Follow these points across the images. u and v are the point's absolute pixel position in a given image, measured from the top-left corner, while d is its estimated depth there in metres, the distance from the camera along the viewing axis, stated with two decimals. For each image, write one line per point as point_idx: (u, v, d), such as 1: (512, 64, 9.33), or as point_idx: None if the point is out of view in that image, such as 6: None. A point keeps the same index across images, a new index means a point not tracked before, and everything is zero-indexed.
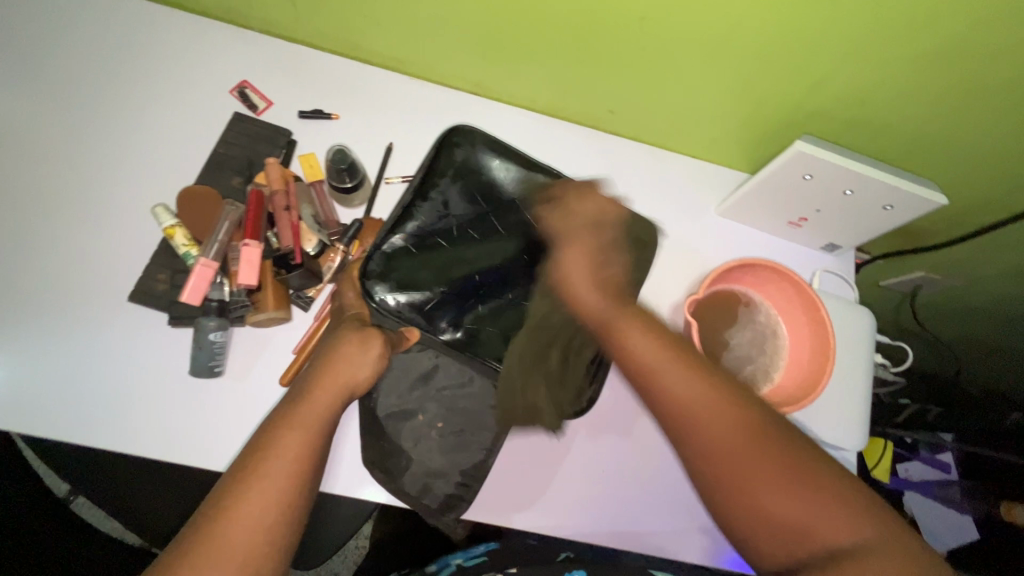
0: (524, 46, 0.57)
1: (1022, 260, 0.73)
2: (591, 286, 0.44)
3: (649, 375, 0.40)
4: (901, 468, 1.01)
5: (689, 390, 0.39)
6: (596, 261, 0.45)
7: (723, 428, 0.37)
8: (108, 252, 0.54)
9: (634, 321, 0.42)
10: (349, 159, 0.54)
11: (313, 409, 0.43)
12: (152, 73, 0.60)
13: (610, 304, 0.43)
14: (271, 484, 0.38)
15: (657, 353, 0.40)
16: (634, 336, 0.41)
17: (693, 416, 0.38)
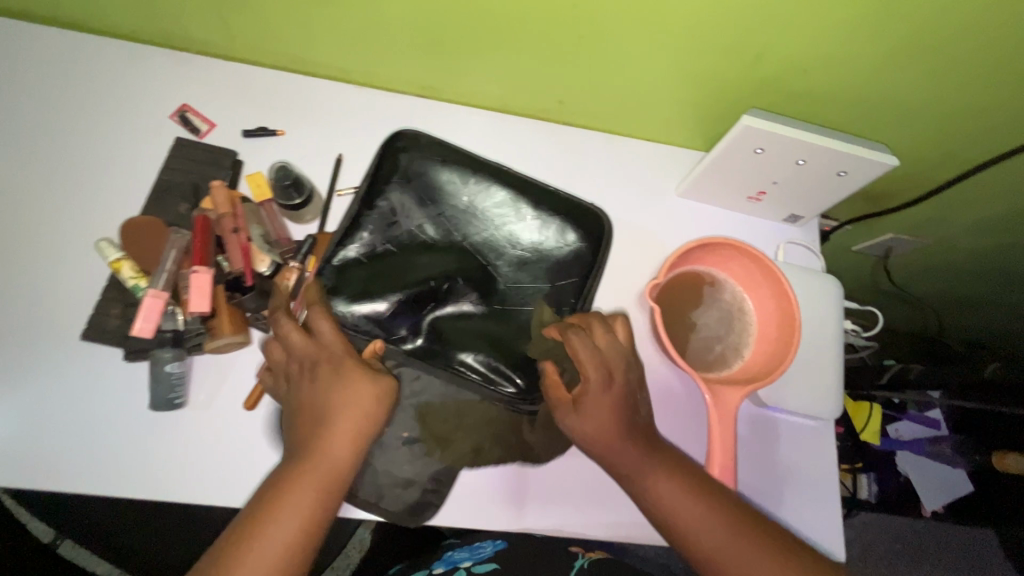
0: (462, 44, 0.56)
1: (985, 213, 0.73)
2: (608, 441, 0.48)
3: (679, 524, 0.45)
4: (892, 429, 1.02)
5: (717, 541, 0.43)
6: (627, 411, 0.48)
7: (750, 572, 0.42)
8: (57, 293, 0.53)
9: (657, 473, 0.46)
10: (292, 175, 0.54)
11: (331, 460, 0.43)
12: (89, 105, 0.59)
13: (637, 454, 0.47)
14: (279, 532, 0.40)
15: (683, 502, 0.45)
16: (659, 490, 0.46)
17: (719, 564, 0.43)
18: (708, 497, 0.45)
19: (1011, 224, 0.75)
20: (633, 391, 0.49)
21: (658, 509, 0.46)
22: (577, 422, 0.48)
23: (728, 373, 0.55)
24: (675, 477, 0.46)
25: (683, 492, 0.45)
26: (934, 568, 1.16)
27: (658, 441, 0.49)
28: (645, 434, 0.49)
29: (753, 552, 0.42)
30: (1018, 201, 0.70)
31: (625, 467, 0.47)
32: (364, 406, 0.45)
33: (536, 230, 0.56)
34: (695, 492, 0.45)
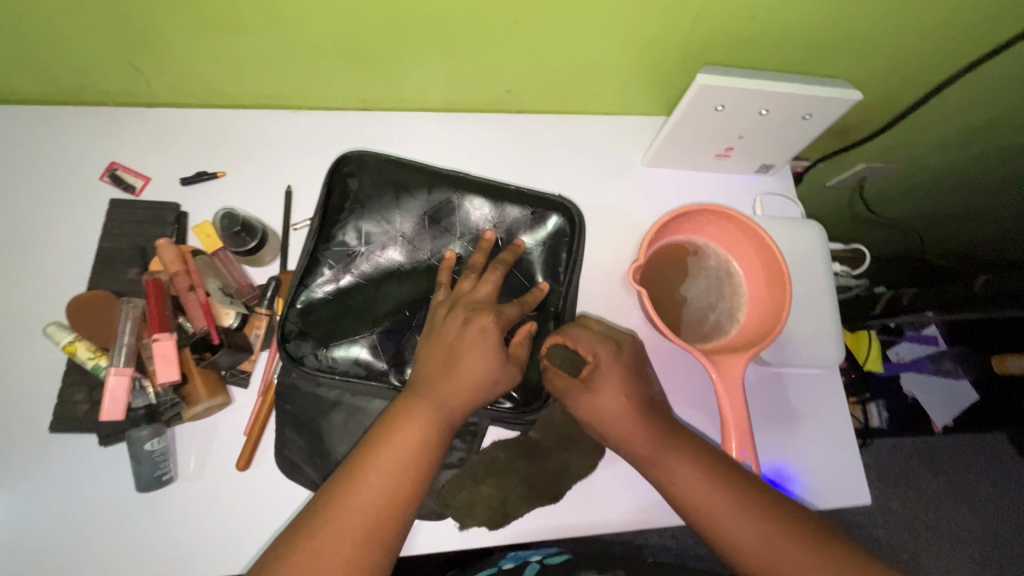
0: (391, 46, 0.52)
1: (952, 128, 0.73)
2: (630, 422, 0.47)
3: (711, 516, 0.45)
4: (893, 352, 1.02)
5: (746, 528, 0.44)
6: (643, 392, 0.49)
7: (780, 556, 0.42)
8: (13, 388, 0.49)
9: (681, 461, 0.46)
10: (240, 219, 0.50)
11: (450, 399, 0.45)
12: (11, 182, 0.55)
13: (657, 442, 0.47)
14: (387, 467, 0.42)
15: (710, 492, 0.45)
16: (683, 478, 0.46)
17: (747, 550, 0.43)
18: (737, 483, 0.45)
19: (979, 135, 0.74)
20: (640, 366, 0.50)
21: (681, 494, 0.46)
22: (592, 401, 0.48)
23: (726, 342, 0.54)
24: (705, 467, 0.46)
25: (712, 480, 0.45)
26: (953, 481, 1.18)
27: (677, 426, 0.48)
28: (665, 414, 0.48)
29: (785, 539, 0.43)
30: (983, 112, 0.69)
31: (649, 454, 0.47)
32: (483, 362, 0.46)
33: (504, 230, 0.53)
34: (722, 477, 0.45)
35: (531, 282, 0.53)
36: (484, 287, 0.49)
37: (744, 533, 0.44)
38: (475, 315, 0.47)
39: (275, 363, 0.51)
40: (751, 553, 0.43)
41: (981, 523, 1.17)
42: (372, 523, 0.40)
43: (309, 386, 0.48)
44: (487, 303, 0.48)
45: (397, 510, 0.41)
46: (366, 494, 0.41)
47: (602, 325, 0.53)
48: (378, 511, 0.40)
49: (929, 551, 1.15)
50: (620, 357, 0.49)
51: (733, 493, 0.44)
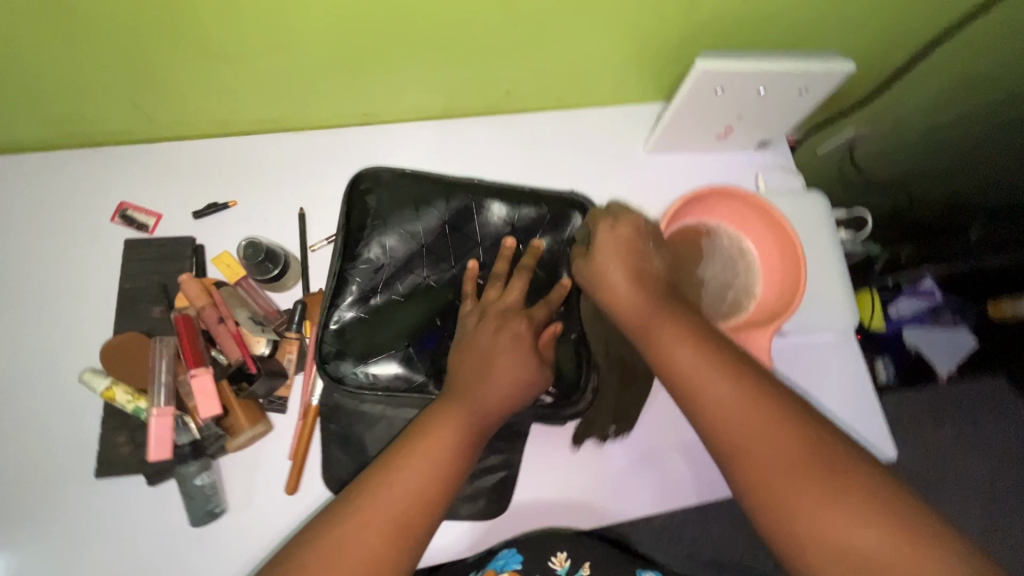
0: (391, 59, 0.53)
1: (937, 86, 0.74)
2: (624, 286, 0.46)
3: (691, 381, 0.40)
4: (894, 310, 1.02)
5: (728, 404, 0.38)
6: (638, 265, 0.47)
7: (764, 436, 0.36)
8: (55, 437, 0.49)
9: (676, 330, 0.42)
10: (263, 248, 0.51)
11: (487, 397, 0.45)
12: (24, 232, 0.55)
13: (650, 305, 0.45)
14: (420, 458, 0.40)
15: (704, 368, 0.40)
16: (674, 345, 0.42)
17: (724, 421, 0.38)
18: (739, 369, 0.40)
19: (962, 91, 0.76)
20: (637, 240, 0.48)
21: (668, 363, 0.42)
22: (588, 266, 0.49)
23: (747, 317, 0.55)
24: (698, 340, 0.42)
25: (703, 354, 0.41)
26: (959, 425, 1.22)
27: (678, 301, 0.46)
28: (664, 286, 0.47)
29: (784, 435, 0.36)
30: (965, 68, 0.71)
31: (642, 319, 0.45)
32: (520, 366, 0.46)
33: (522, 232, 0.54)
34: (722, 359, 0.40)
35: (555, 279, 0.54)
36: (512, 293, 0.50)
37: (734, 422, 0.38)
38: (507, 322, 0.48)
39: (310, 385, 0.51)
40: (733, 433, 0.37)
41: (990, 463, 1.21)
42: (410, 512, 0.38)
43: (353, 404, 0.50)
44: (517, 308, 0.49)
45: (436, 504, 0.40)
46: (402, 483, 0.39)
47: (622, 211, 0.51)
48: (417, 498, 0.39)
49: (942, 494, 1.19)
50: (631, 228, 0.48)
51: (732, 378, 0.39)
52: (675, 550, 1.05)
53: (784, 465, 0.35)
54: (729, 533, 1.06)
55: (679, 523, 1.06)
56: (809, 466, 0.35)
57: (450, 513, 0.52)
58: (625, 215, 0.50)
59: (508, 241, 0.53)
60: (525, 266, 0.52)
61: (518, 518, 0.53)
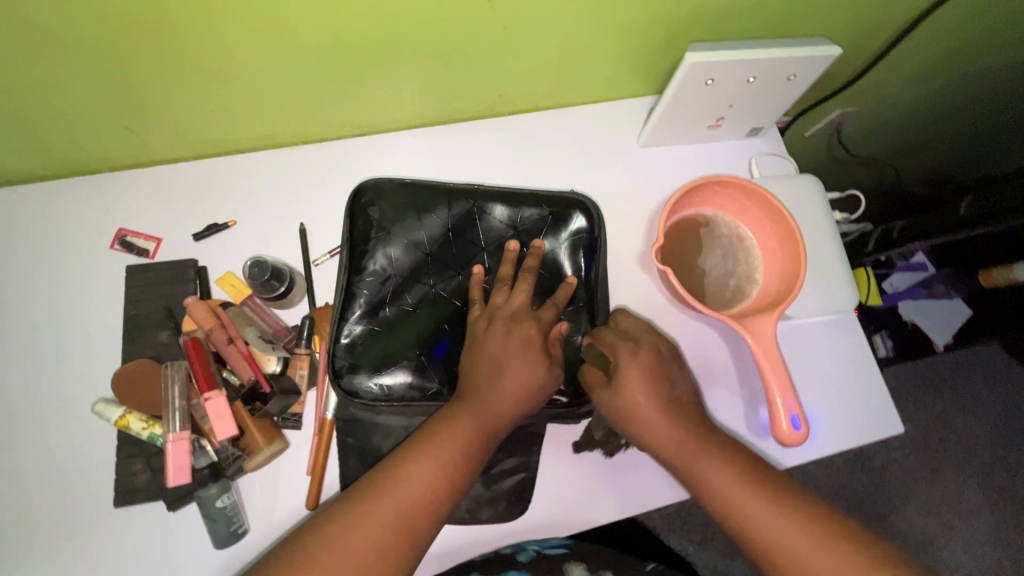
0: (383, 68, 0.53)
1: (921, 64, 0.75)
2: (654, 409, 0.48)
3: (731, 506, 0.45)
4: (888, 285, 1.06)
5: (765, 522, 0.43)
6: (663, 386, 0.49)
7: (809, 555, 0.42)
8: (72, 466, 0.50)
9: (708, 459, 0.46)
10: (268, 267, 0.51)
11: (493, 407, 0.45)
12: (24, 265, 0.55)
13: (682, 436, 0.48)
14: (423, 466, 0.41)
15: (741, 485, 0.45)
16: (708, 469, 0.46)
17: (766, 544, 0.43)
18: (761, 478, 0.45)
19: (945, 68, 0.77)
20: (661, 365, 0.50)
21: (706, 487, 0.46)
22: (615, 398, 0.49)
23: (751, 305, 0.56)
24: (732, 468, 0.46)
25: (738, 479, 0.45)
26: (957, 394, 1.24)
27: (703, 426, 0.49)
28: (687, 412, 0.49)
29: (816, 534, 0.42)
30: (946, 45, 0.72)
31: (679, 452, 0.47)
32: (529, 376, 0.47)
33: (525, 234, 0.55)
34: (744, 469, 0.46)
35: (559, 279, 0.55)
36: (519, 296, 0.50)
37: (772, 528, 0.43)
38: (516, 326, 0.48)
39: (324, 399, 0.51)
40: (781, 556, 0.42)
41: (990, 429, 1.23)
42: (416, 513, 0.39)
43: (369, 416, 0.50)
44: (524, 311, 0.49)
45: (440, 507, 0.40)
46: (412, 484, 0.40)
47: (629, 321, 0.54)
48: (424, 500, 0.40)
49: (945, 463, 1.21)
50: (653, 356, 0.51)
51: (761, 489, 0.45)
52: (686, 534, 1.06)
53: (824, 564, 0.41)
54: None
55: (690, 509, 1.07)
56: (839, 551, 0.41)
57: (471, 516, 0.52)
58: (641, 331, 0.53)
59: (512, 245, 0.53)
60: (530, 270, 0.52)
61: (541, 518, 0.53)
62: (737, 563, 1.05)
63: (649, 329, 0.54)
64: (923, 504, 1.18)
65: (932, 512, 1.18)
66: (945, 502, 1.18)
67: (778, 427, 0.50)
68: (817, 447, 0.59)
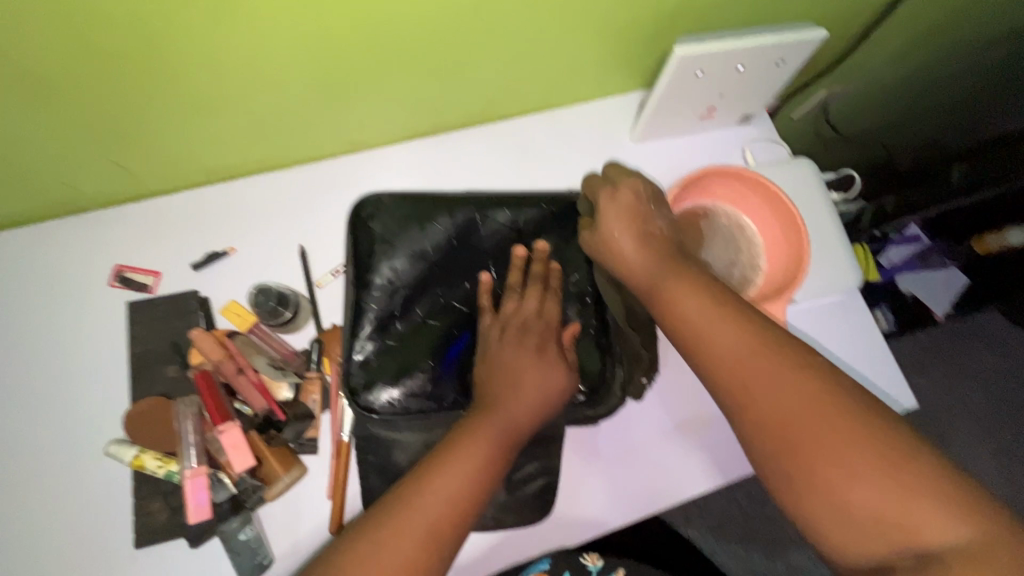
0: (373, 83, 0.52)
1: (904, 38, 0.76)
2: (626, 238, 0.47)
3: (692, 325, 0.40)
4: (885, 259, 1.06)
5: (730, 339, 0.38)
6: (639, 223, 0.48)
7: (774, 379, 0.35)
8: (89, 510, 0.49)
9: (674, 274, 0.43)
10: (274, 293, 0.53)
11: (513, 414, 0.44)
12: (22, 308, 0.54)
13: (650, 258, 0.45)
14: (447, 481, 0.39)
15: (707, 309, 0.40)
16: (663, 277, 0.43)
17: (722, 359, 0.37)
18: (723, 293, 0.41)
19: (928, 38, 0.77)
20: (639, 205, 0.49)
21: (659, 297, 0.43)
22: (597, 237, 0.49)
23: (758, 291, 0.56)
24: (704, 291, 0.41)
25: (708, 302, 0.40)
26: (959, 360, 1.25)
27: (685, 258, 0.46)
28: (671, 246, 0.47)
29: (764, 344, 0.37)
30: (928, 16, 0.72)
31: (648, 275, 0.45)
32: (544, 380, 0.47)
33: (530, 237, 0.55)
34: (708, 287, 0.41)
35: (567, 280, 0.54)
36: (530, 302, 0.50)
37: (712, 328, 0.39)
38: (527, 333, 0.49)
39: (339, 421, 0.51)
40: (733, 367, 0.37)
41: (994, 393, 1.24)
42: (444, 526, 0.38)
43: (386, 432, 0.50)
44: (534, 318, 0.50)
45: (468, 519, 0.39)
46: (436, 496, 0.39)
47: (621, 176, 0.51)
48: (449, 515, 0.38)
49: (953, 429, 1.21)
50: (631, 191, 0.49)
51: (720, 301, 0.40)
52: (704, 523, 1.07)
53: (760, 367, 0.36)
54: (756, 500, 1.07)
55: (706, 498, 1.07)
56: (785, 364, 0.35)
57: (497, 524, 0.52)
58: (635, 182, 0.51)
59: (519, 249, 0.52)
60: (538, 275, 0.52)
61: (567, 518, 0.53)
62: (757, 547, 1.06)
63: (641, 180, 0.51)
64: None
65: None
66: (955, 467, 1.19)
67: None
68: None
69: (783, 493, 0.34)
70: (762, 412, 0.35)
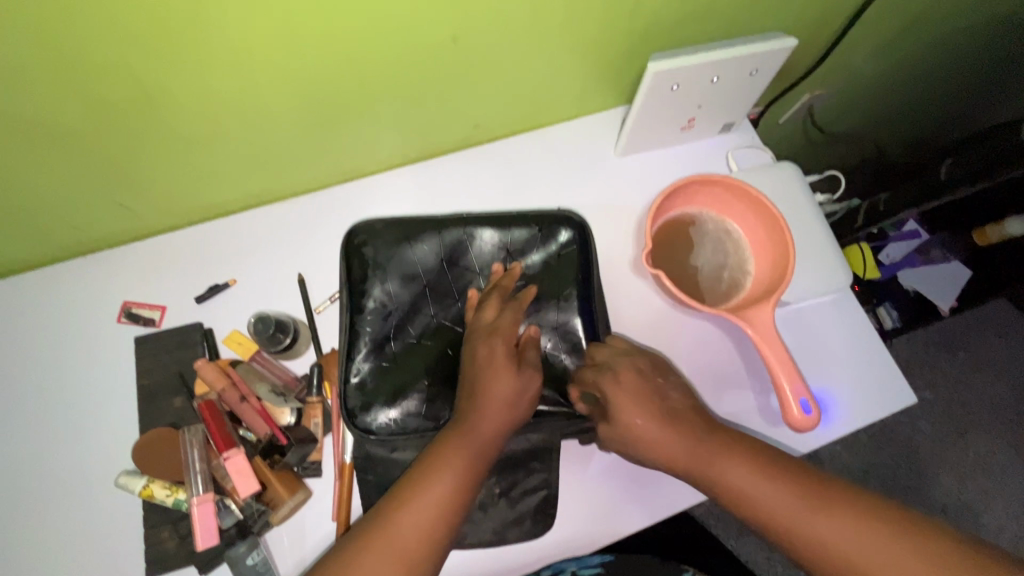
0: (361, 116, 0.55)
1: (881, 39, 0.77)
2: (652, 415, 0.48)
3: (764, 512, 0.42)
4: (885, 256, 1.05)
5: (814, 523, 0.40)
6: (654, 397, 0.49)
7: (869, 549, 0.38)
8: (103, 540, 0.50)
9: (726, 459, 0.45)
10: (273, 320, 0.53)
11: (483, 431, 0.44)
12: (38, 346, 0.56)
13: (684, 440, 0.46)
14: (421, 504, 0.41)
15: (766, 487, 0.43)
16: (732, 478, 0.44)
17: (816, 545, 0.40)
18: (793, 477, 0.43)
19: (905, 38, 0.79)
20: (645, 378, 0.50)
21: (735, 497, 0.44)
22: (613, 428, 0.49)
23: (747, 295, 0.57)
24: (748, 462, 0.44)
25: (762, 477, 0.43)
26: (973, 354, 1.23)
27: (712, 433, 0.47)
28: (695, 420, 0.48)
29: (862, 522, 0.39)
30: (904, 16, 0.73)
31: (696, 463, 0.46)
32: (512, 396, 0.46)
33: (517, 255, 0.57)
34: (777, 472, 0.43)
35: (556, 295, 0.56)
36: (488, 312, 0.51)
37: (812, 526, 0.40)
38: (490, 340, 0.48)
39: (340, 443, 0.52)
40: (829, 552, 0.39)
41: (1011, 385, 1.22)
42: (419, 548, 0.40)
43: (385, 451, 0.51)
44: (491, 325, 0.50)
45: (443, 538, 0.41)
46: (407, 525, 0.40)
47: (603, 353, 0.53)
48: (421, 538, 0.40)
49: (972, 425, 1.19)
50: (631, 376, 0.50)
51: (799, 487, 0.42)
52: (723, 531, 1.05)
53: (877, 559, 0.38)
54: None
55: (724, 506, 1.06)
56: (881, 535, 0.39)
57: (499, 538, 0.52)
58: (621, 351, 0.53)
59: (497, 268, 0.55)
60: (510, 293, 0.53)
61: (571, 530, 0.53)
62: (778, 555, 1.04)
63: (611, 344, 0.53)
64: (956, 470, 1.17)
65: (966, 477, 1.16)
66: (978, 465, 1.17)
67: (790, 413, 0.50)
68: (831, 429, 0.59)
69: None
70: None
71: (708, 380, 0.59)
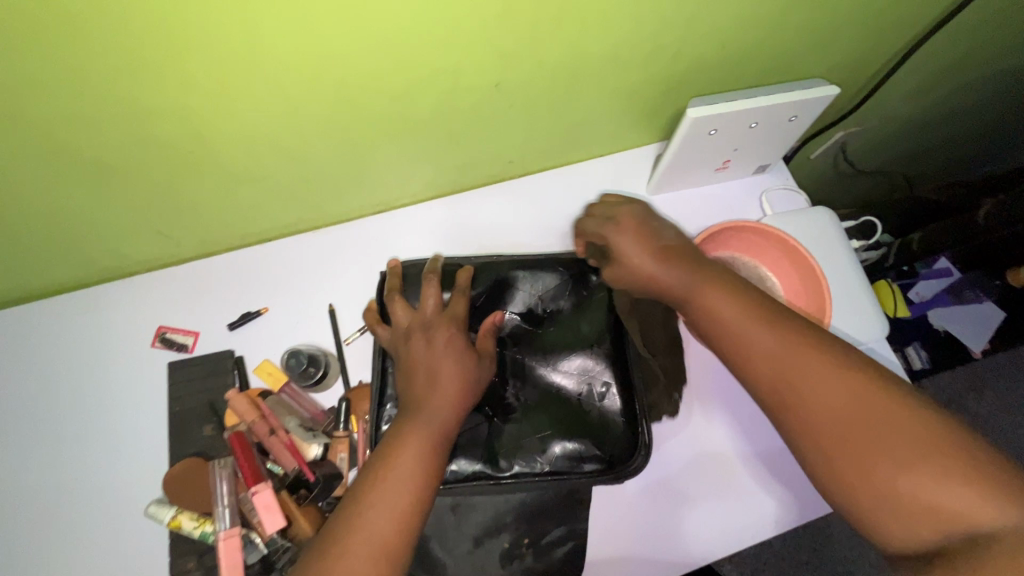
0: (398, 152, 0.56)
1: (921, 80, 0.76)
2: (652, 245, 0.47)
3: (725, 332, 0.42)
4: (914, 294, 1.04)
5: (763, 341, 0.40)
6: (652, 233, 0.48)
7: (814, 381, 0.37)
8: (130, 565, 0.51)
9: (710, 286, 0.44)
10: (305, 355, 0.54)
11: (440, 404, 0.45)
12: (73, 366, 0.57)
13: (664, 263, 0.46)
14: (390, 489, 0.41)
15: (737, 310, 0.42)
16: (723, 313, 0.42)
17: (757, 361, 0.40)
18: (798, 333, 0.40)
19: (946, 79, 0.77)
20: (645, 220, 0.50)
21: (706, 317, 0.43)
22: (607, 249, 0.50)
23: None
24: (730, 289, 0.43)
25: (736, 299, 0.42)
26: (1004, 395, 1.20)
27: (704, 262, 0.47)
28: (687, 254, 0.47)
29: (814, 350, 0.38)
30: (950, 57, 0.72)
31: (672, 281, 0.45)
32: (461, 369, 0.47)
33: (549, 301, 0.57)
34: (782, 325, 0.41)
35: (586, 342, 0.55)
36: (429, 301, 0.51)
37: (801, 377, 0.38)
38: (432, 333, 0.49)
39: None
40: (765, 369, 0.39)
41: None
42: (392, 537, 0.39)
43: None
44: (436, 317, 0.51)
45: (412, 526, 0.40)
46: (380, 509, 0.40)
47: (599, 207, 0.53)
48: (391, 529, 0.39)
49: None
50: (646, 236, 0.48)
51: (770, 319, 0.41)
52: (739, 566, 1.03)
53: (813, 382, 0.37)
54: (791, 544, 1.04)
55: None
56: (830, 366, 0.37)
57: None
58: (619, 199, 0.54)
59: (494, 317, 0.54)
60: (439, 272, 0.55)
61: None
62: None
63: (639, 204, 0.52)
64: None
65: None
66: None
67: None
68: None
69: (835, 491, 0.36)
70: (825, 426, 0.36)
71: (740, 429, 0.58)
